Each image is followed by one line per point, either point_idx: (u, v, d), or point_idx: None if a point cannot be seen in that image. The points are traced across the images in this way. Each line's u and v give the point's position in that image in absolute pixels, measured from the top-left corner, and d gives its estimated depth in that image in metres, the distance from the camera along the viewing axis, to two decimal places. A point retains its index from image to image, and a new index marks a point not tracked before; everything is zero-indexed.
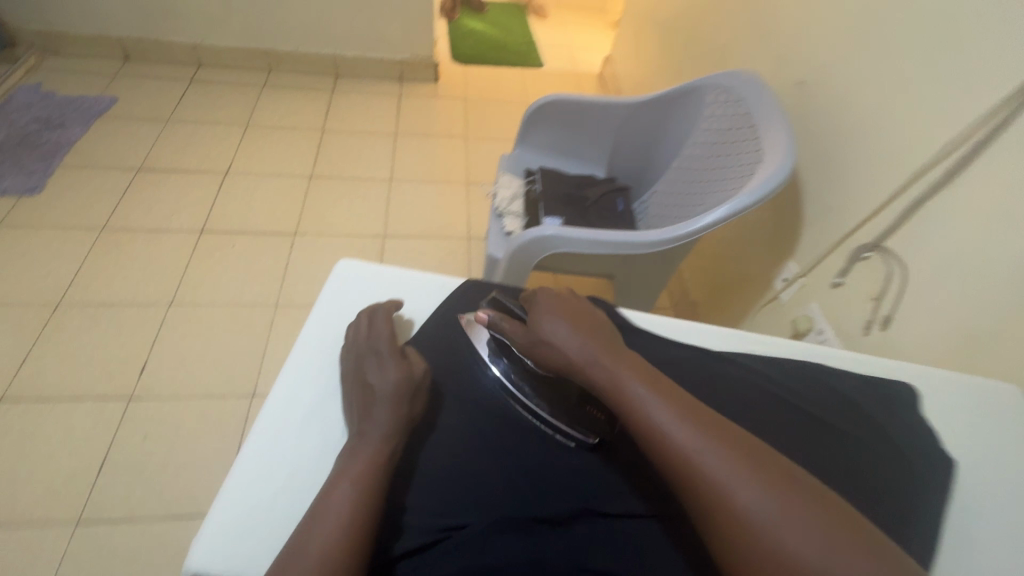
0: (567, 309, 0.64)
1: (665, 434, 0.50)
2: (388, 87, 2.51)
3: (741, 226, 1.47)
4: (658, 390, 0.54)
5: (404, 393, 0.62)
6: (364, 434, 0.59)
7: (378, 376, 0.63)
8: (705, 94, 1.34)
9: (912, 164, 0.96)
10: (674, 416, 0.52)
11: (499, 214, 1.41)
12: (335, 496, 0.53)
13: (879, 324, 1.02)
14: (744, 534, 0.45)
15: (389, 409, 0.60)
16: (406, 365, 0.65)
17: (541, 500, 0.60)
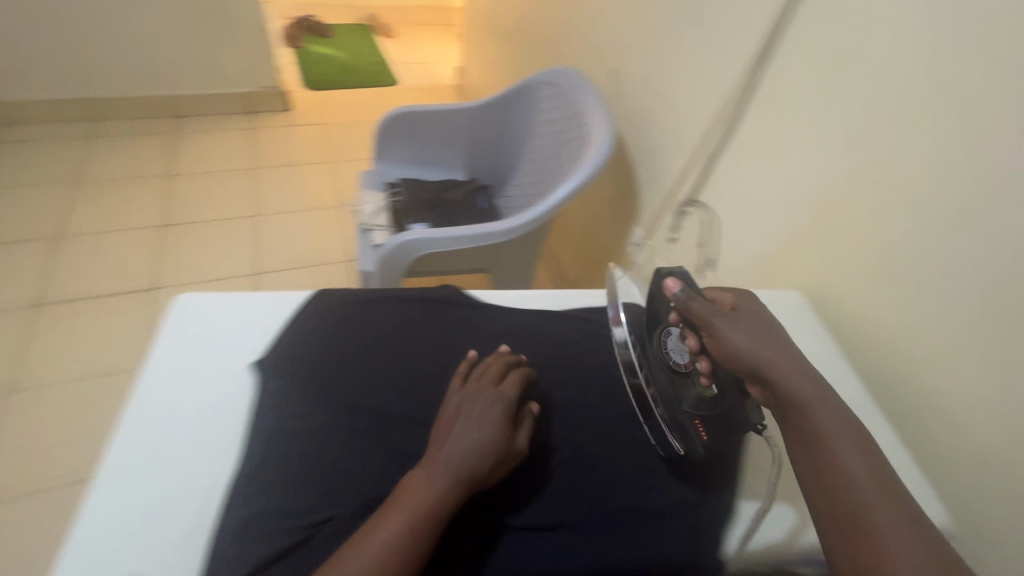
0: (760, 327, 0.63)
1: (829, 443, 0.57)
2: (238, 121, 2.40)
3: (595, 204, 1.61)
4: (836, 409, 0.59)
5: (501, 418, 0.57)
6: (442, 453, 0.54)
7: (483, 403, 0.58)
8: (537, 90, 1.46)
9: (703, 127, 1.12)
10: (846, 431, 0.58)
11: (366, 228, 1.41)
12: (393, 518, 0.50)
13: (708, 266, 1.18)
14: (859, 533, 0.52)
15: (490, 435, 0.55)
16: (502, 391, 0.60)
17: (403, 474, 0.58)
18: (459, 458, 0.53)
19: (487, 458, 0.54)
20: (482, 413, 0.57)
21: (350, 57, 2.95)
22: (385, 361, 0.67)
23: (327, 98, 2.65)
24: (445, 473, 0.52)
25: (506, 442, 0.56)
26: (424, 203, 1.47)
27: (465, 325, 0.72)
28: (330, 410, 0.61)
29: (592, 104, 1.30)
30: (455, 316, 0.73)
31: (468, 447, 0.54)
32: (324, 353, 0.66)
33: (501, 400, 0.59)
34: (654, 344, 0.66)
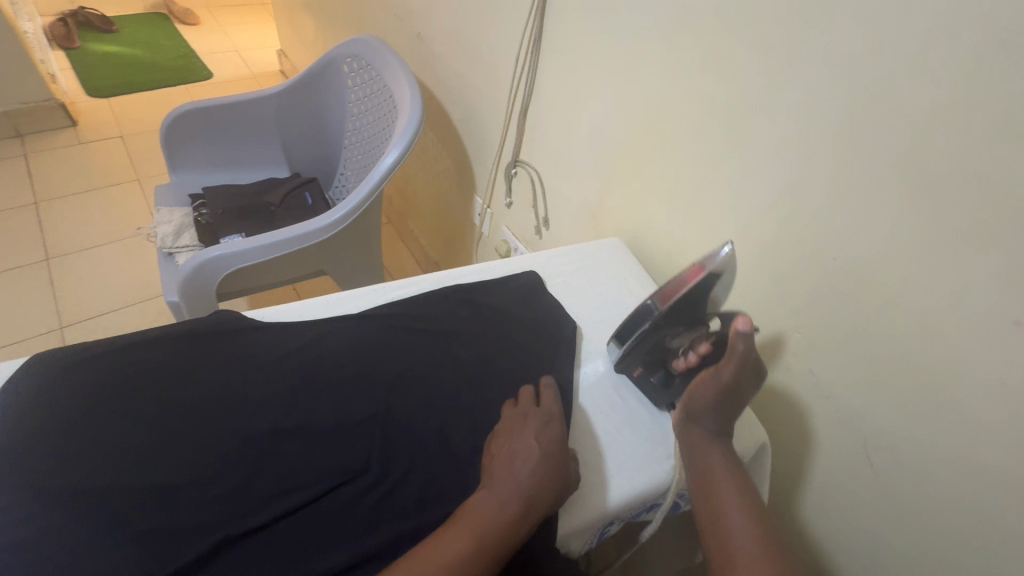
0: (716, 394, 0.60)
1: (715, 484, 0.58)
2: (3, 148, 1.97)
3: (437, 179, 1.52)
4: (727, 449, 0.61)
5: (557, 436, 0.59)
6: (509, 472, 0.55)
7: (540, 423, 0.59)
8: (341, 65, 1.32)
9: (508, 84, 1.08)
10: (731, 471, 0.59)
11: (168, 252, 1.22)
12: (456, 546, 0.49)
13: (544, 226, 1.16)
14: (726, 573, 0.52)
15: (556, 452, 0.57)
16: (548, 410, 0.61)
17: (165, 556, 0.48)
18: (526, 476, 0.54)
19: (554, 475, 0.55)
20: (539, 432, 0.58)
21: (143, 53, 2.53)
22: (141, 422, 0.56)
23: (122, 105, 2.26)
24: (510, 493, 0.53)
25: (565, 460, 0.57)
26: (237, 211, 1.29)
27: (244, 356, 0.63)
28: (61, 501, 0.49)
29: (395, 73, 1.20)
30: (232, 350, 0.64)
31: (537, 464, 0.55)
32: (56, 432, 0.54)
33: (552, 418, 0.60)
34: (681, 314, 0.64)
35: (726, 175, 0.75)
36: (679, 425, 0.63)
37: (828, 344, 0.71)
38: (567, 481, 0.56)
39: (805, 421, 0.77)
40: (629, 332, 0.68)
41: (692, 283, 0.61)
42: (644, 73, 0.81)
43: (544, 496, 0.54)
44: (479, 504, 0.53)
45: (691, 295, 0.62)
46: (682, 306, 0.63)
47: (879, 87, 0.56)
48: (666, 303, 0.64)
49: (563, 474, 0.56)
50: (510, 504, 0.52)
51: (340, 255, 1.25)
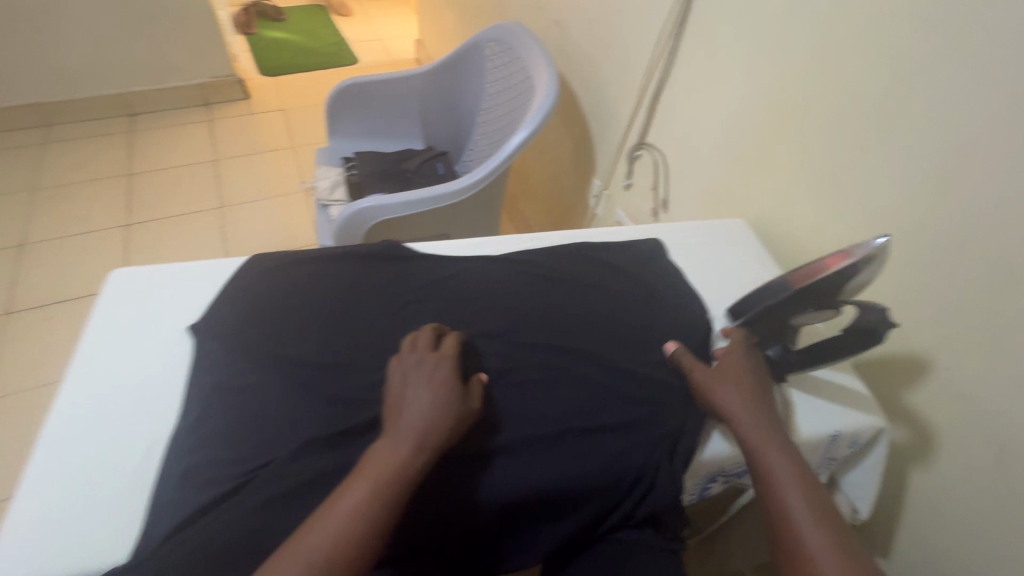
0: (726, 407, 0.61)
1: (776, 481, 0.55)
2: (195, 114, 2.36)
3: (556, 161, 1.60)
4: (794, 456, 0.57)
5: (444, 362, 0.60)
6: (400, 396, 0.56)
7: (415, 355, 0.60)
8: (483, 48, 1.44)
9: (641, 68, 1.12)
10: (790, 459, 0.57)
11: (323, 204, 1.42)
12: (370, 458, 0.52)
13: (662, 208, 1.19)
14: None
15: (442, 374, 0.58)
16: (441, 351, 0.61)
17: (343, 416, 0.60)
18: (415, 400, 0.55)
19: (444, 394, 0.57)
20: (420, 361, 0.59)
21: (304, 39, 2.88)
22: (326, 314, 0.69)
23: (285, 83, 2.60)
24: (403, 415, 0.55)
25: (452, 381, 0.58)
26: (380, 174, 1.46)
27: (404, 276, 0.75)
28: (276, 362, 0.64)
29: (535, 56, 1.29)
30: (394, 271, 0.75)
31: (423, 389, 0.56)
32: (268, 312, 0.68)
33: (443, 350, 0.61)
34: (809, 299, 0.61)
35: (869, 160, 0.74)
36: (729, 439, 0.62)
37: (963, 339, 0.68)
38: (461, 400, 0.57)
39: (929, 420, 0.74)
40: (753, 304, 0.67)
41: (833, 272, 0.57)
42: (786, 55, 0.81)
43: (439, 408, 0.55)
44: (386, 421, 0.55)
45: (828, 284, 0.59)
46: (815, 293, 0.60)
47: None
48: (800, 283, 0.61)
49: (451, 391, 0.57)
50: (405, 417, 0.54)
51: (464, 221, 1.38)
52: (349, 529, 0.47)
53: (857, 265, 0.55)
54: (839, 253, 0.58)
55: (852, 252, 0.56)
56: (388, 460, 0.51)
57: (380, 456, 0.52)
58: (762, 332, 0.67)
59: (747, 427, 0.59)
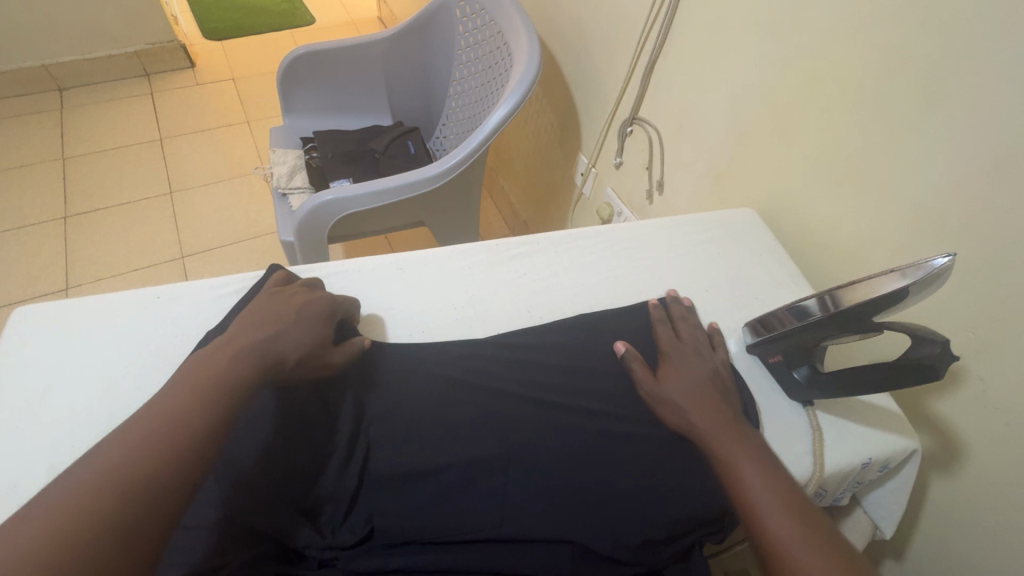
0: (695, 389, 0.58)
1: (745, 483, 0.50)
2: (134, 87, 2.12)
3: (538, 133, 1.47)
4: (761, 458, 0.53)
5: (314, 314, 0.56)
6: (223, 352, 0.48)
7: (274, 309, 0.55)
8: (452, 9, 1.28)
9: (633, 32, 0.99)
10: (762, 463, 0.52)
11: (282, 193, 1.27)
12: (122, 442, 0.41)
13: (656, 190, 1.09)
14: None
15: (301, 336, 0.53)
16: (318, 298, 0.58)
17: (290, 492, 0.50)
18: (221, 358, 0.48)
19: (298, 330, 0.53)
20: (280, 313, 0.54)
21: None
22: None
23: (234, 48, 2.35)
24: (202, 378, 0.46)
25: (312, 322, 0.55)
26: (344, 156, 1.31)
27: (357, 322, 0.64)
28: None
29: (512, 20, 1.14)
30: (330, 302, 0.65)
31: (283, 323, 0.53)
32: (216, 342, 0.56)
33: (323, 310, 0.57)
34: (842, 324, 0.54)
35: (905, 144, 0.65)
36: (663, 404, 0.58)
37: (1005, 350, 0.61)
38: (277, 365, 0.50)
39: (956, 430, 0.68)
40: (779, 322, 0.60)
41: (877, 294, 0.50)
42: (810, 18, 0.70)
43: (243, 378, 0.47)
44: (176, 375, 0.46)
45: (870, 308, 0.51)
46: (853, 316, 0.52)
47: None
48: (839, 302, 0.53)
49: (280, 361, 0.50)
50: (208, 385, 0.45)
51: (439, 206, 1.25)
52: (85, 519, 0.36)
53: (906, 289, 0.47)
54: (886, 271, 0.50)
55: (904, 271, 0.48)
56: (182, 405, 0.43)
57: (133, 447, 0.40)
58: (789, 351, 0.61)
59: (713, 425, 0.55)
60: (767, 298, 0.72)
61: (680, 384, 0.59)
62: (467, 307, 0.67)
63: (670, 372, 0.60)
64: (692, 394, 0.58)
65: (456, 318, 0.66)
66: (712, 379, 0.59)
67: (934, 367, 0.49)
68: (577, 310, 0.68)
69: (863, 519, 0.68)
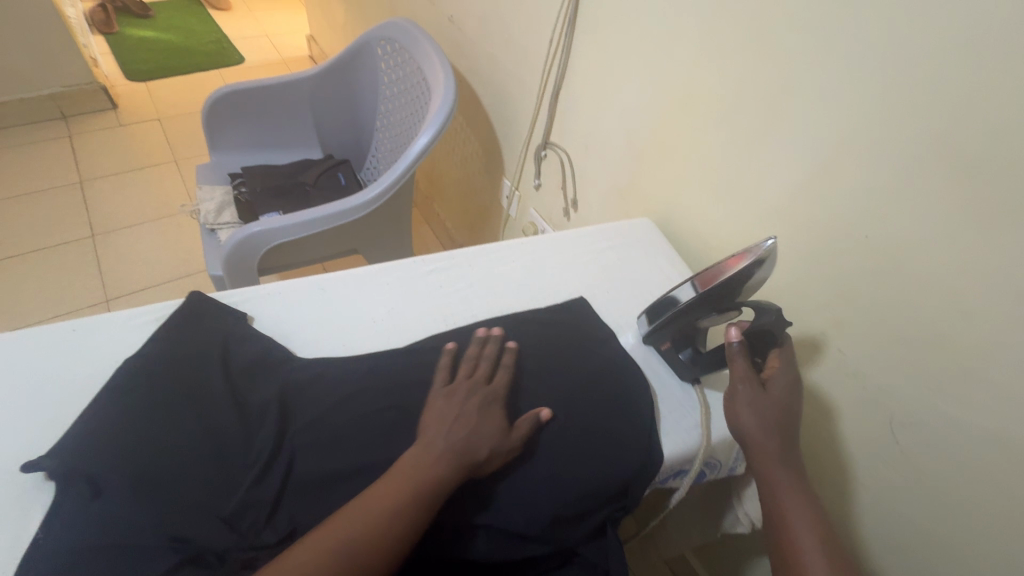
0: (775, 415, 0.63)
1: (785, 512, 0.59)
2: (50, 130, 2.05)
3: (465, 161, 1.55)
4: (795, 474, 0.61)
5: (492, 410, 0.59)
6: (436, 449, 0.55)
7: (456, 408, 0.58)
8: (374, 48, 1.35)
9: (539, 66, 1.10)
10: (795, 486, 0.60)
11: (210, 228, 1.27)
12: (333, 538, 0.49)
13: (572, 208, 1.18)
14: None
15: (485, 435, 0.57)
16: (495, 388, 0.62)
17: (218, 500, 0.52)
18: (415, 457, 0.54)
19: (490, 425, 0.58)
20: (466, 410, 0.58)
21: (178, 38, 2.59)
22: (195, 369, 0.60)
23: (158, 89, 2.32)
24: (406, 482, 0.52)
25: (501, 415, 0.59)
26: (274, 189, 1.33)
27: (275, 339, 0.67)
28: (137, 430, 0.53)
29: (429, 57, 1.22)
30: (250, 321, 0.68)
31: (474, 417, 0.58)
32: (134, 368, 0.58)
33: (496, 401, 0.61)
34: (710, 304, 0.62)
35: (760, 154, 0.76)
36: (748, 426, 0.63)
37: (855, 320, 0.72)
38: (476, 465, 0.55)
39: (828, 398, 0.78)
40: (658, 313, 0.68)
41: (732, 274, 0.58)
42: (677, 53, 0.82)
43: (443, 482, 0.53)
44: (395, 467, 0.54)
45: (727, 288, 0.59)
46: (718, 296, 0.61)
47: (930, 62, 0.57)
48: (705, 286, 0.61)
49: (473, 461, 0.55)
50: (420, 483, 0.52)
51: (371, 234, 1.29)
52: None
53: (752, 266, 0.56)
54: (737, 255, 0.59)
55: (747, 253, 0.57)
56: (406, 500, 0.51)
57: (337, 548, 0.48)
58: (674, 337, 0.69)
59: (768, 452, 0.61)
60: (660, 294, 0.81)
61: (763, 405, 0.63)
62: (386, 318, 0.71)
63: (748, 394, 0.64)
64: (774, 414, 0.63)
65: (377, 330, 0.70)
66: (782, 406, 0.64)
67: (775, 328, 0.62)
68: (491, 315, 0.74)
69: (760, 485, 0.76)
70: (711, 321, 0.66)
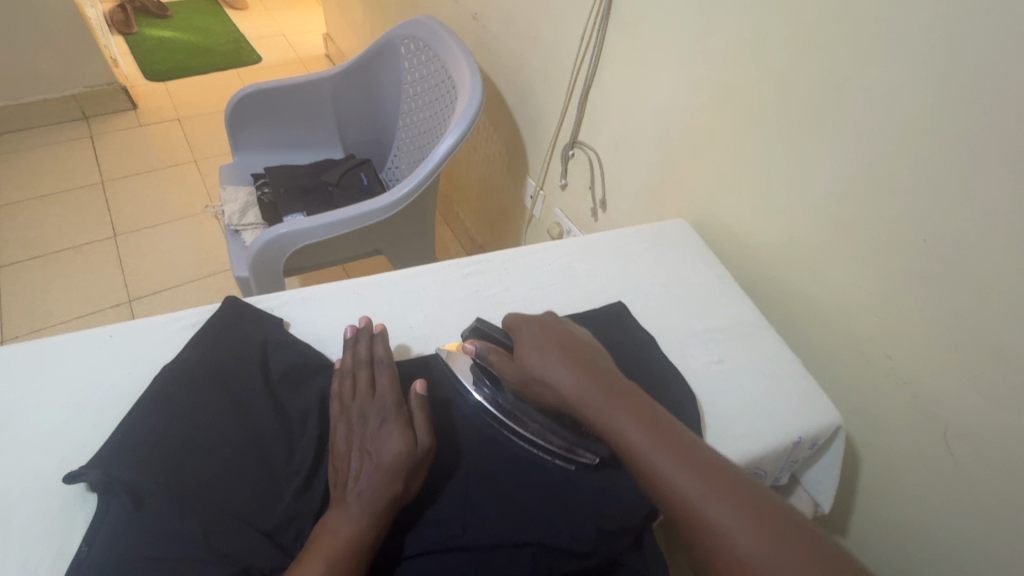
0: (564, 361, 0.59)
1: (636, 450, 0.51)
2: (72, 130, 2.07)
3: (488, 160, 1.53)
4: (633, 408, 0.54)
5: (389, 425, 0.54)
6: (349, 495, 0.50)
7: (351, 444, 0.54)
8: (397, 47, 1.33)
9: (568, 63, 1.07)
10: (639, 419, 0.53)
11: (235, 229, 1.27)
12: None
13: (600, 208, 1.15)
14: (690, 525, 0.47)
15: (388, 458, 0.51)
16: (382, 397, 0.56)
17: (260, 510, 0.51)
18: (332, 519, 0.48)
19: (387, 441, 0.53)
20: (364, 440, 0.53)
21: (196, 38, 2.59)
22: (235, 375, 0.59)
23: (177, 88, 2.33)
24: (332, 533, 0.47)
25: (395, 421, 0.54)
26: (297, 190, 1.32)
27: (312, 345, 0.66)
28: (179, 436, 0.52)
29: (455, 56, 1.20)
30: (287, 326, 0.67)
31: (370, 441, 0.53)
32: (174, 375, 0.57)
33: (388, 412, 0.55)
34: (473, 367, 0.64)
35: (807, 154, 0.73)
36: (573, 399, 0.57)
37: (907, 328, 0.69)
38: (400, 495, 0.51)
39: (876, 408, 0.75)
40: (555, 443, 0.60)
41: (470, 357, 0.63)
42: (718, 49, 0.79)
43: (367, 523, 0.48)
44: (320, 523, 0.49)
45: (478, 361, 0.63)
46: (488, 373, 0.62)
47: (1002, 54, 0.53)
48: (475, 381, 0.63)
49: (395, 496, 0.50)
50: (348, 533, 0.47)
51: (395, 235, 1.28)
52: None
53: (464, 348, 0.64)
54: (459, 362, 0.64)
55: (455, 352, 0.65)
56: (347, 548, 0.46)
57: None
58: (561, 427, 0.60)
59: (589, 401, 0.55)
60: (699, 299, 0.79)
61: (542, 368, 0.59)
62: (423, 323, 0.70)
63: (528, 362, 0.59)
64: (537, 354, 0.60)
65: (414, 336, 0.68)
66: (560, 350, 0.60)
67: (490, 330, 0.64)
68: None
69: (804, 496, 0.75)
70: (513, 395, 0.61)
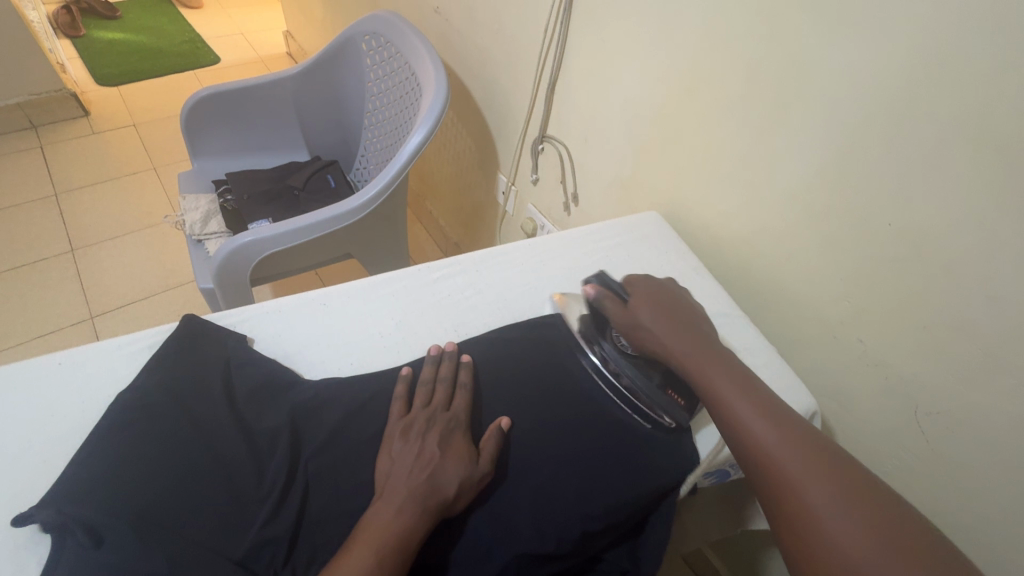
0: (666, 313, 0.65)
1: (720, 397, 0.56)
2: (19, 141, 1.96)
3: (458, 157, 1.51)
4: (723, 360, 0.59)
5: (453, 439, 0.55)
6: (400, 498, 0.50)
7: (416, 447, 0.54)
8: (358, 44, 1.30)
9: (533, 55, 1.05)
10: (729, 371, 0.58)
11: (197, 239, 1.22)
12: None
13: (572, 202, 1.14)
14: (759, 463, 0.50)
15: (451, 472, 0.52)
16: (455, 413, 0.58)
17: (230, 537, 0.49)
18: (380, 514, 0.49)
19: (458, 455, 0.54)
20: (427, 447, 0.54)
21: (148, 39, 2.49)
22: (198, 398, 0.56)
23: (132, 93, 2.23)
24: (375, 537, 0.47)
25: (464, 440, 0.56)
26: (261, 196, 1.28)
27: (278, 361, 0.63)
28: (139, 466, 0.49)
29: (418, 52, 1.17)
30: (250, 342, 0.64)
31: (438, 450, 0.54)
32: (130, 402, 0.54)
33: (458, 428, 0.57)
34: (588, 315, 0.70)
35: (774, 144, 0.73)
36: (673, 347, 0.62)
37: (876, 311, 0.70)
38: (446, 505, 0.51)
39: (850, 391, 0.76)
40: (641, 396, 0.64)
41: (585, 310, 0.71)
42: (683, 39, 0.78)
43: (416, 531, 0.48)
44: (363, 522, 0.48)
45: (591, 312, 0.69)
46: (597, 320, 0.69)
47: (957, 40, 0.54)
48: (580, 325, 0.70)
49: (443, 503, 0.51)
50: (390, 537, 0.47)
51: (366, 238, 1.25)
52: None
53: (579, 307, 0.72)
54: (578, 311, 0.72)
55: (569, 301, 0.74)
56: (394, 547, 0.47)
57: None
58: (664, 382, 0.64)
59: (680, 351, 0.61)
60: None
61: (650, 315, 0.65)
62: (395, 331, 0.68)
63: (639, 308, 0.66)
64: (650, 308, 0.66)
65: (384, 344, 0.67)
66: (667, 306, 0.66)
67: (604, 282, 0.70)
68: (502, 323, 0.72)
69: None
70: (617, 345, 0.66)
